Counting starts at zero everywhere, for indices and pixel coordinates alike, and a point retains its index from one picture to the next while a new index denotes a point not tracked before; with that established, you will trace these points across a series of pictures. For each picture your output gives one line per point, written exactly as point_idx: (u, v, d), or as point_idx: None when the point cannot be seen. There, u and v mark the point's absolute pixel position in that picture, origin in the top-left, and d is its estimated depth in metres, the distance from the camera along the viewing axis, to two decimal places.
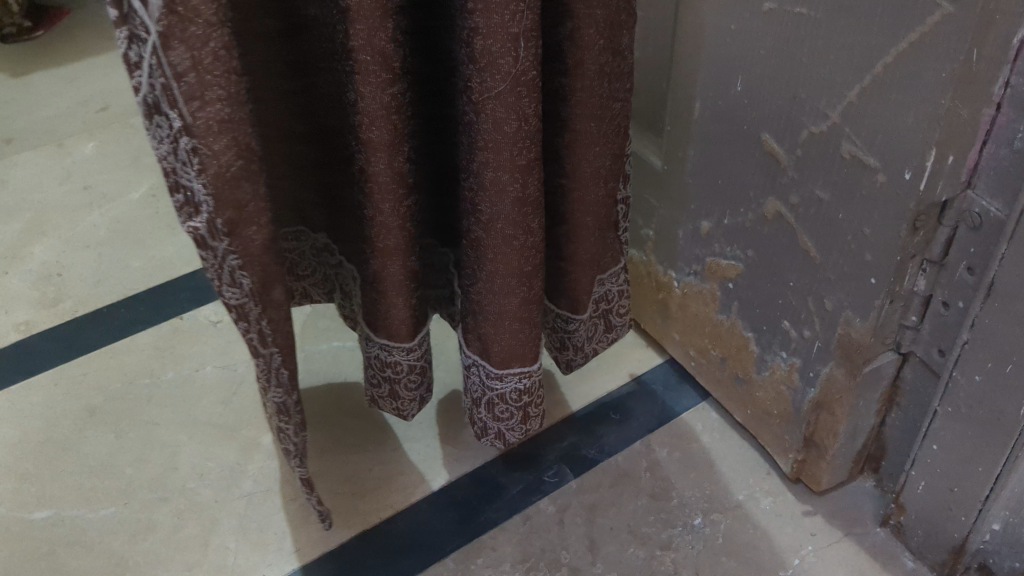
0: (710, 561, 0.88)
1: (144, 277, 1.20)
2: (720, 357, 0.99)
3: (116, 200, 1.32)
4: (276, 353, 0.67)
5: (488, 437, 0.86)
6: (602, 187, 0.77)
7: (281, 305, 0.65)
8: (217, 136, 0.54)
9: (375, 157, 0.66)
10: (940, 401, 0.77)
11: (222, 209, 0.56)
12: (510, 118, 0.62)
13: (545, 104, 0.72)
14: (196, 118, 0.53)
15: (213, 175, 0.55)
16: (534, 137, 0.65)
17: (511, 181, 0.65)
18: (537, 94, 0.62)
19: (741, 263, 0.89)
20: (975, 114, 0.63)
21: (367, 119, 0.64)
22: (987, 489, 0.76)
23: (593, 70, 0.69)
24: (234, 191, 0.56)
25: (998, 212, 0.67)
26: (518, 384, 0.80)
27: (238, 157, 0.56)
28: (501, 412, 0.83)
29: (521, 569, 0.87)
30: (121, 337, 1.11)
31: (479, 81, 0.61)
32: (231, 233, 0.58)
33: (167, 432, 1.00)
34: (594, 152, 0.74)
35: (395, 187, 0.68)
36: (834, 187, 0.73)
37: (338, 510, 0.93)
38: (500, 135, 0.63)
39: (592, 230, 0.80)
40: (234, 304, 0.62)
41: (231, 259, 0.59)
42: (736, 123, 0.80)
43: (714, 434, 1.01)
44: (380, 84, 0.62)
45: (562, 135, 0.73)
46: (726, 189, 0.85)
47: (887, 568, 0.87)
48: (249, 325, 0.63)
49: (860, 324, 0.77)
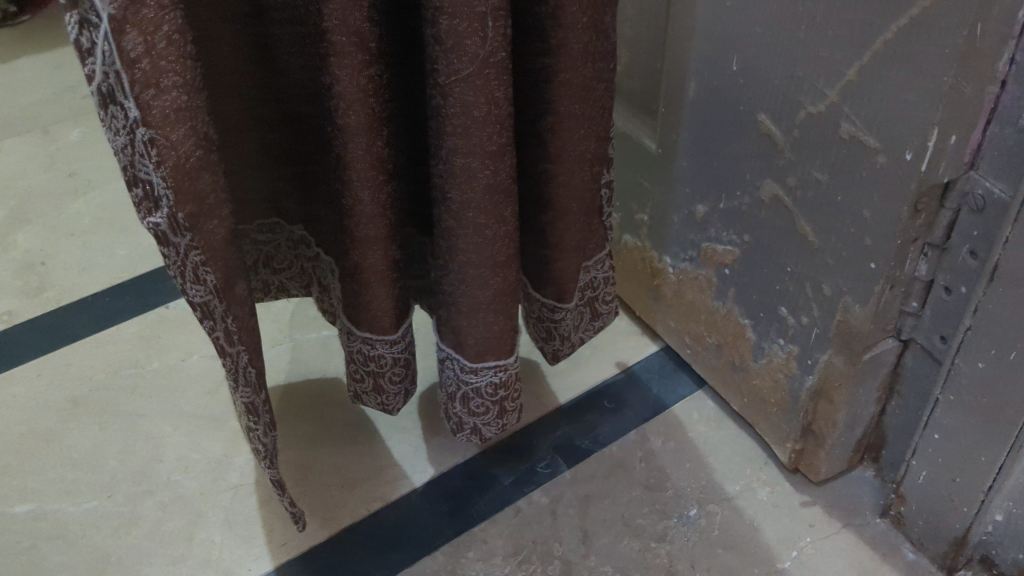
0: (706, 553, 0.86)
1: (130, 265, 1.18)
2: (716, 345, 0.97)
3: (102, 186, 1.30)
4: (242, 351, 0.66)
5: (464, 432, 0.84)
6: (587, 171, 0.75)
7: (243, 301, 0.65)
8: (175, 125, 0.54)
9: (353, 143, 0.63)
10: (942, 389, 0.75)
11: (183, 202, 0.56)
12: (479, 101, 0.60)
13: (527, 86, 0.70)
14: (152, 107, 0.52)
15: (172, 166, 0.55)
16: (506, 121, 0.63)
17: (481, 168, 0.63)
18: (506, 76, 0.60)
19: (737, 248, 0.86)
20: (978, 92, 0.61)
21: (342, 104, 0.62)
22: (990, 480, 0.74)
23: (575, 50, 0.66)
24: (193, 182, 0.56)
25: (1001, 193, 0.64)
26: (494, 378, 0.78)
27: (195, 146, 0.56)
28: (477, 406, 0.81)
29: (512, 562, 0.85)
30: (105, 327, 1.09)
31: (446, 64, 0.59)
32: (192, 227, 0.57)
33: (152, 423, 0.98)
34: (578, 136, 0.72)
35: (376, 174, 0.66)
36: (832, 168, 0.70)
37: (271, 521, 0.89)
38: (468, 119, 0.61)
39: (577, 217, 0.77)
40: (198, 303, 0.61)
41: (193, 256, 0.59)
42: (731, 103, 0.77)
43: (710, 424, 0.99)
44: (354, 67, 0.60)
45: (544, 118, 0.71)
46: (722, 173, 0.83)
47: (887, 560, 0.85)
48: (215, 323, 0.62)
49: (860, 310, 0.75)
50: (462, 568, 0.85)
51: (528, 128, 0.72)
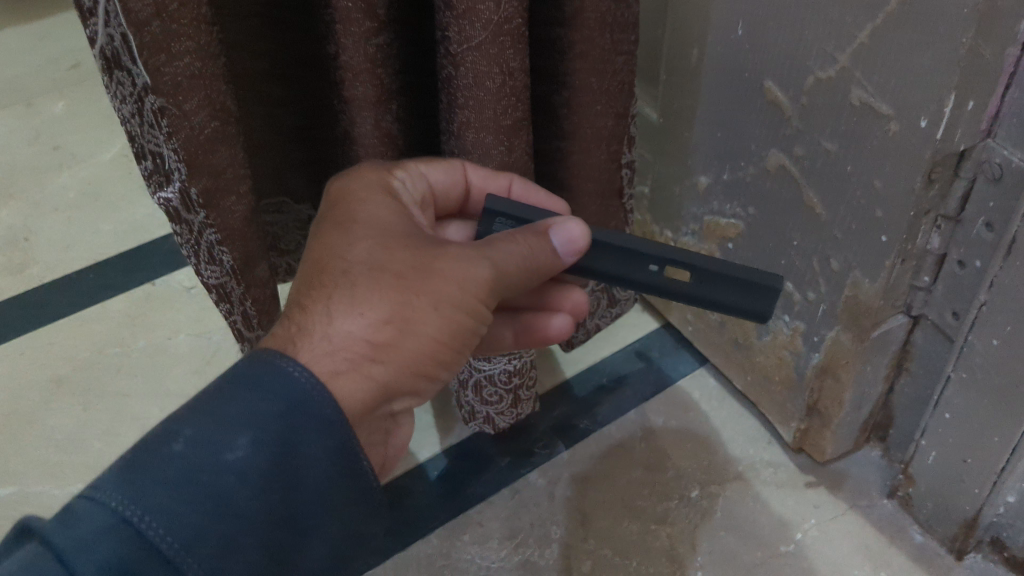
0: (708, 536, 0.85)
1: (115, 241, 1.15)
2: (719, 322, 0.94)
3: (86, 160, 1.26)
4: (260, 335, 0.71)
5: (477, 421, 0.86)
6: (604, 150, 0.72)
7: (264, 282, 0.68)
8: (187, 94, 0.54)
9: (362, 116, 0.62)
10: (954, 367, 0.72)
11: (198, 178, 0.57)
12: (494, 72, 0.58)
13: (543, 58, 0.67)
14: (162, 73, 0.52)
15: (185, 138, 0.55)
16: (521, 95, 0.61)
17: (496, 143, 0.63)
18: (522, 44, 0.58)
19: (742, 222, 0.83)
20: (997, 55, 0.57)
21: (349, 74, 0.60)
22: (1003, 461, 0.71)
23: (592, 19, 0.63)
24: (209, 156, 0.57)
25: (1020, 162, 0.61)
26: (507, 366, 0.79)
27: (210, 119, 0.56)
28: (490, 395, 0.83)
29: (509, 545, 0.85)
30: (90, 304, 1.06)
31: (457, 31, 0.56)
32: (206, 205, 0.59)
33: (138, 404, 0.95)
34: (596, 113, 0.69)
35: (383, 151, 0.65)
36: (841, 137, 0.67)
37: None
38: (482, 91, 0.59)
39: (593, 198, 0.75)
40: (213, 284, 0.64)
41: (209, 234, 0.61)
42: (737, 70, 0.74)
43: (713, 403, 0.97)
44: (362, 35, 0.57)
45: (560, 92, 0.68)
46: (726, 142, 0.80)
47: (895, 542, 0.83)
48: (233, 305, 0.65)
49: (869, 285, 0.72)
50: (457, 551, 0.85)
51: (546, 102, 0.70)
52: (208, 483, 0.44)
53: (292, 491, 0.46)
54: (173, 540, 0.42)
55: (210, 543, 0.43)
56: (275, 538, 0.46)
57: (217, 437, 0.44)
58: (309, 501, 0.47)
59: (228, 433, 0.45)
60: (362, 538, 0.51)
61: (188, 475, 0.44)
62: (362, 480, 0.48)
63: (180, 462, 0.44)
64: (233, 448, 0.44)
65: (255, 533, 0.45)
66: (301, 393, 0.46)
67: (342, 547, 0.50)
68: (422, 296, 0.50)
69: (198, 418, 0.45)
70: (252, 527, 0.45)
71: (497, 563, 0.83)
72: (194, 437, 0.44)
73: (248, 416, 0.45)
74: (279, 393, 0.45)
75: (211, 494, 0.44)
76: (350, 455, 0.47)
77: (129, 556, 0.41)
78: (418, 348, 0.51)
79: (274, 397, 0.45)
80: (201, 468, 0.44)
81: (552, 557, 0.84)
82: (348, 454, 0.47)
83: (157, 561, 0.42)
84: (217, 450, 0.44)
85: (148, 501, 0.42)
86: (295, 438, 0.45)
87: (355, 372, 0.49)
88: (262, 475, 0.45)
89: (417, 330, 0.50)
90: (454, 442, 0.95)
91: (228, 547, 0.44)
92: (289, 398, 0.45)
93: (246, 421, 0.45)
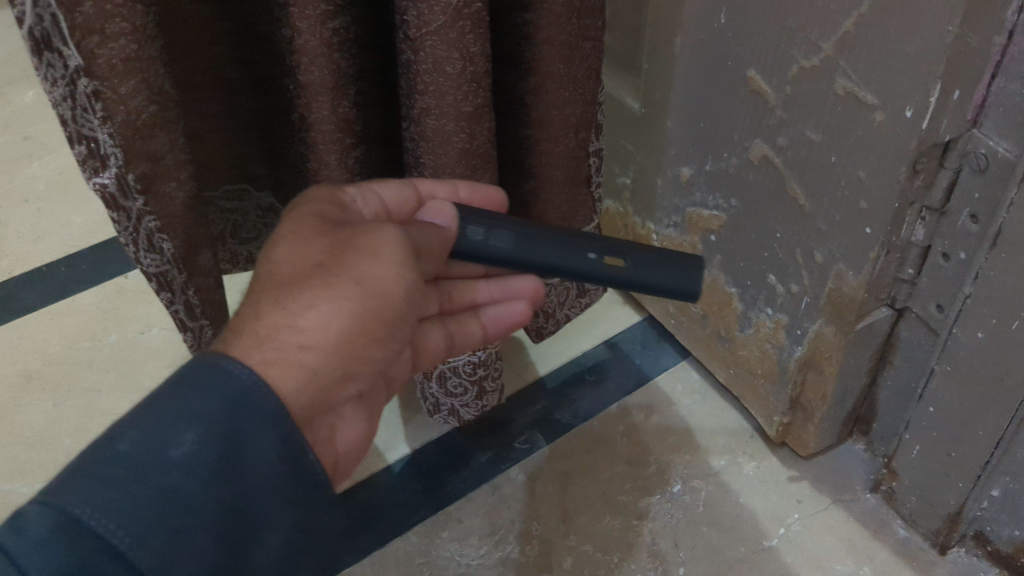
0: (690, 531, 0.84)
1: (87, 233, 1.13)
2: (701, 315, 0.93)
3: (57, 150, 1.24)
4: (205, 324, 0.70)
5: (441, 413, 0.85)
6: (572, 138, 0.70)
7: (207, 272, 0.67)
8: (124, 77, 0.53)
9: (317, 102, 0.61)
10: (938, 360, 0.71)
11: (136, 163, 0.57)
12: (453, 56, 0.57)
13: (510, 44, 0.66)
14: (96, 56, 0.51)
15: (121, 123, 0.54)
16: (482, 81, 0.59)
17: (456, 131, 0.61)
18: (483, 29, 0.57)
19: (724, 214, 0.82)
20: (984, 43, 0.56)
21: (304, 59, 0.59)
22: (988, 454, 0.71)
23: (560, 4, 0.61)
24: (147, 142, 0.56)
25: (1006, 152, 0.60)
26: (472, 358, 0.78)
27: (150, 103, 0.55)
28: (454, 387, 0.81)
29: (488, 542, 0.83)
30: (60, 298, 1.04)
31: (416, 14, 0.55)
32: (145, 191, 0.58)
33: (110, 400, 0.93)
34: (563, 100, 0.67)
35: (341, 137, 0.64)
36: (825, 127, 0.66)
37: None
38: (442, 76, 0.58)
39: (561, 187, 0.74)
40: (153, 272, 0.63)
41: (147, 222, 0.60)
42: (719, 58, 0.73)
43: (694, 396, 0.96)
44: (316, 19, 0.56)
45: (527, 79, 0.67)
46: (708, 132, 0.78)
47: (878, 537, 0.82)
48: (173, 293, 0.65)
49: (853, 278, 0.71)
50: (436, 548, 0.83)
51: (511, 89, 0.68)
52: (156, 480, 0.42)
53: (242, 485, 0.44)
54: (127, 535, 0.40)
55: (162, 540, 0.41)
56: (229, 532, 0.44)
57: (161, 433, 0.42)
58: (260, 494, 0.45)
59: (172, 429, 0.42)
60: (317, 530, 0.49)
61: (135, 474, 0.41)
62: (313, 472, 0.46)
63: (126, 462, 0.41)
64: (178, 445, 0.42)
65: (208, 527, 0.43)
66: (244, 388, 0.44)
67: (297, 542, 0.48)
68: (340, 275, 0.48)
69: (140, 418, 0.43)
70: (204, 522, 0.43)
71: (476, 560, 0.82)
72: (137, 437, 0.42)
73: (188, 412, 0.43)
74: (221, 389, 0.43)
75: (160, 491, 0.42)
76: (296, 447, 0.45)
77: (81, 555, 0.39)
78: (346, 329, 0.48)
79: (216, 393, 0.43)
80: (148, 466, 0.42)
81: (532, 554, 0.82)
82: (296, 445, 0.45)
83: (108, 558, 0.40)
84: (162, 447, 0.42)
85: (96, 500, 0.40)
86: (239, 431, 0.43)
87: (284, 359, 0.46)
88: (209, 469, 0.43)
89: (343, 308, 0.48)
90: (433, 437, 0.94)
91: (185, 544, 0.42)
92: (232, 393, 0.43)
93: (190, 418, 0.43)
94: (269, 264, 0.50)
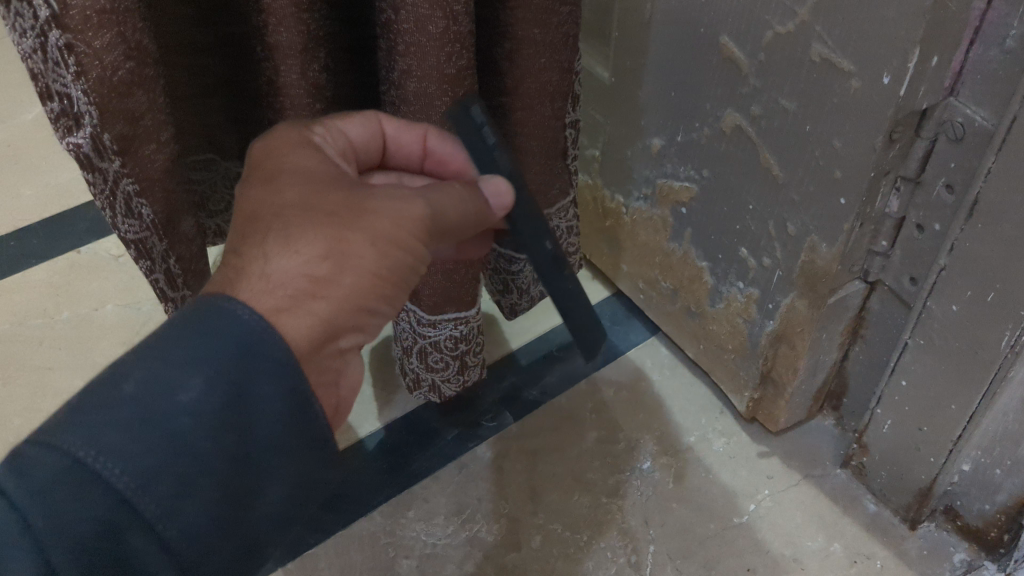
0: (661, 508, 0.82)
1: (38, 207, 1.09)
2: (671, 290, 0.92)
3: (6, 122, 1.20)
4: (185, 293, 0.67)
5: (422, 390, 0.83)
6: (549, 106, 0.68)
7: (188, 238, 0.65)
8: (97, 30, 0.50)
9: (288, 64, 0.59)
10: (910, 333, 0.71)
11: (110, 124, 0.54)
12: (434, 16, 0.54)
13: (487, 8, 0.63)
14: (70, 6, 0.48)
15: (95, 80, 0.51)
16: (465, 42, 0.57)
17: (438, 93, 0.59)
18: None
19: (695, 185, 0.81)
20: (963, 7, 0.55)
21: (273, 19, 0.56)
22: (960, 429, 0.70)
23: None
24: (124, 100, 0.54)
25: (983, 121, 0.59)
26: (454, 331, 0.76)
27: (125, 58, 0.52)
28: (434, 361, 0.79)
29: (455, 521, 0.82)
30: (9, 275, 1.00)
31: None
32: (123, 151, 0.56)
33: (61, 378, 0.90)
34: (540, 65, 0.65)
35: (309, 101, 0.62)
36: (800, 95, 0.64)
37: None
38: (424, 35, 0.55)
39: (537, 158, 0.71)
40: (132, 239, 0.60)
41: (125, 184, 0.57)
42: (692, 24, 0.71)
43: (664, 372, 0.95)
44: None
45: (503, 45, 0.64)
46: (680, 103, 0.77)
47: (847, 512, 0.82)
48: (153, 262, 0.62)
49: (826, 250, 0.69)
50: (402, 527, 0.81)
51: (485, 56, 0.66)
52: (162, 423, 0.41)
53: (245, 435, 0.44)
54: (131, 479, 0.41)
55: (167, 484, 0.42)
56: (230, 485, 0.44)
57: (168, 375, 0.42)
58: (261, 443, 0.44)
59: (177, 372, 0.42)
60: (315, 484, 0.49)
61: (140, 417, 0.41)
62: (320, 430, 0.47)
63: (130, 405, 0.41)
64: (187, 389, 0.42)
65: (212, 476, 0.43)
66: (249, 336, 0.43)
67: (295, 497, 0.48)
68: (355, 231, 0.48)
69: (144, 360, 0.42)
70: (206, 470, 0.43)
71: (443, 540, 0.80)
72: (145, 379, 0.42)
73: (197, 357, 0.42)
74: (229, 333, 0.43)
75: (164, 435, 0.41)
76: (302, 400, 0.45)
77: (90, 506, 0.40)
78: (355, 285, 0.49)
79: (225, 337, 0.43)
80: (154, 409, 0.41)
81: (499, 532, 0.81)
82: (300, 398, 0.45)
83: (117, 504, 0.41)
84: (170, 390, 0.42)
85: (102, 441, 0.40)
86: (248, 381, 0.43)
87: (295, 314, 0.47)
88: (214, 415, 0.42)
89: (354, 265, 0.48)
90: (399, 415, 0.92)
91: (186, 490, 0.42)
92: (237, 338, 0.43)
93: (196, 363, 0.42)
94: (274, 208, 0.49)
